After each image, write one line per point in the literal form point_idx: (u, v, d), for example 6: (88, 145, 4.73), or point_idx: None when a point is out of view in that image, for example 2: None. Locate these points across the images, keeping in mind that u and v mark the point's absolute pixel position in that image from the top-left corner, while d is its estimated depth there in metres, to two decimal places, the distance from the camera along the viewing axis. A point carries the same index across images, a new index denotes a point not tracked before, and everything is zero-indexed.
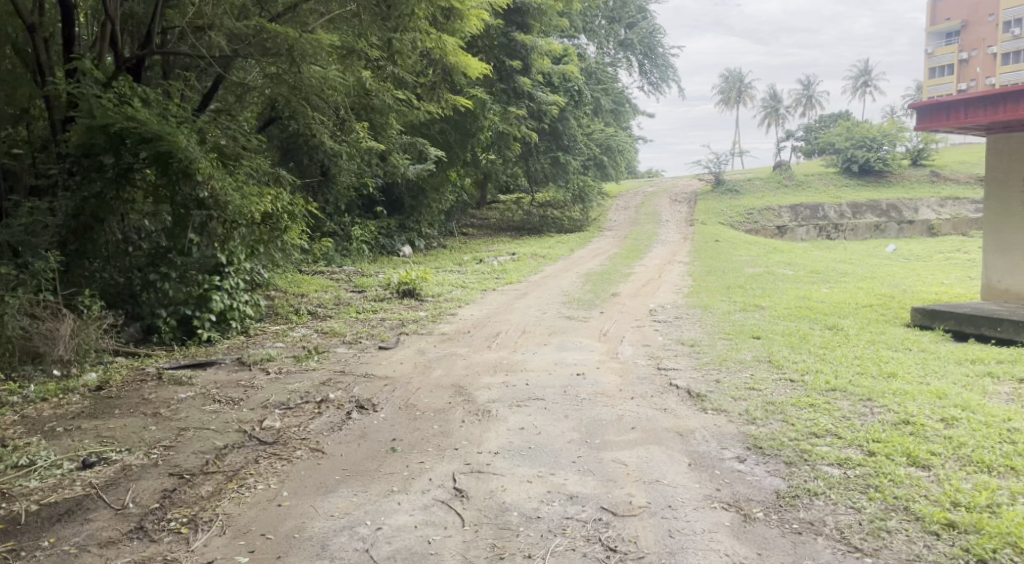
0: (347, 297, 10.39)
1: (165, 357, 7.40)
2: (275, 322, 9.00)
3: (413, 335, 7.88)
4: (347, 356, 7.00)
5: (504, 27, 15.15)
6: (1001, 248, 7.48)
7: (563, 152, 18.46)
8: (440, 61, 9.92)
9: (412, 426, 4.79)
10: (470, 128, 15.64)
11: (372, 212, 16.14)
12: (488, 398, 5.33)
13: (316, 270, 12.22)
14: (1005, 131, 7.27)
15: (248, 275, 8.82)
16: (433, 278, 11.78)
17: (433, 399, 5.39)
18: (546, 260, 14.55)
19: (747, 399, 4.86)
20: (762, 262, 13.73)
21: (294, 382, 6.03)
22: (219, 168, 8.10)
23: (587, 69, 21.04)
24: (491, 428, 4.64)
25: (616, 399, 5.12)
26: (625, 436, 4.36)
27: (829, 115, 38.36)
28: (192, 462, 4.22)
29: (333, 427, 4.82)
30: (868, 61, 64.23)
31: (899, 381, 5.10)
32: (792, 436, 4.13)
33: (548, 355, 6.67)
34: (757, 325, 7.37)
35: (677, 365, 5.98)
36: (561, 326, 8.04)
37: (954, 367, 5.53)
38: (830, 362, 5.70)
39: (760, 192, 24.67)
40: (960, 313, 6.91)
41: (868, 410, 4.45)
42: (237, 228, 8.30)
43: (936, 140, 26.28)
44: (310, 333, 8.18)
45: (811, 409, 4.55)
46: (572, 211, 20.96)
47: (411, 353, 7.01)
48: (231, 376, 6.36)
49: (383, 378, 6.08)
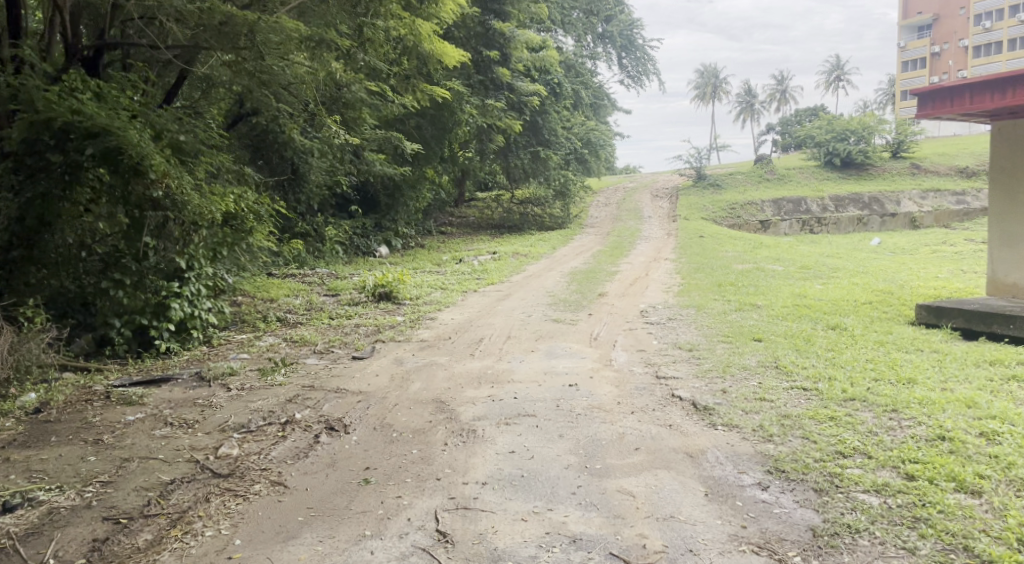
0: (320, 302, 9.78)
1: (116, 372, 6.75)
2: (241, 330, 8.42)
3: (389, 343, 7.32)
4: (317, 368, 6.43)
5: (481, 15, 14.55)
6: (1007, 240, 7.09)
7: (543, 147, 18.02)
8: (414, 50, 9.37)
9: (389, 451, 4.27)
10: (447, 123, 15.10)
11: (347, 211, 15.53)
12: (473, 415, 4.81)
13: (286, 273, 11.60)
14: (1011, 117, 6.93)
15: (210, 279, 8.23)
16: (411, 279, 11.22)
17: (412, 418, 4.86)
18: (527, 259, 14.07)
19: (759, 412, 4.42)
20: (749, 258, 13.38)
21: (257, 400, 5.46)
22: (175, 164, 7.48)
23: (566, 61, 20.60)
24: (478, 452, 4.12)
25: (615, 414, 4.64)
26: (628, 459, 3.89)
27: (805, 109, 38.36)
28: (132, 503, 3.64)
29: (298, 454, 4.27)
30: (839, 56, 65.02)
31: (921, 387, 4.68)
32: (816, 457, 3.68)
33: (537, 363, 6.16)
34: (757, 326, 6.94)
35: (677, 373, 5.50)
36: (548, 330, 7.54)
37: (974, 370, 5.13)
38: (842, 367, 5.27)
39: (742, 187, 24.45)
40: (969, 310, 6.55)
41: (895, 423, 4.01)
42: (198, 231, 7.72)
43: (915, 131, 26.27)
44: (277, 342, 7.61)
45: (831, 423, 4.11)
46: (552, 209, 20.54)
47: (387, 363, 6.46)
48: (187, 393, 5.76)
49: (356, 393, 5.53)
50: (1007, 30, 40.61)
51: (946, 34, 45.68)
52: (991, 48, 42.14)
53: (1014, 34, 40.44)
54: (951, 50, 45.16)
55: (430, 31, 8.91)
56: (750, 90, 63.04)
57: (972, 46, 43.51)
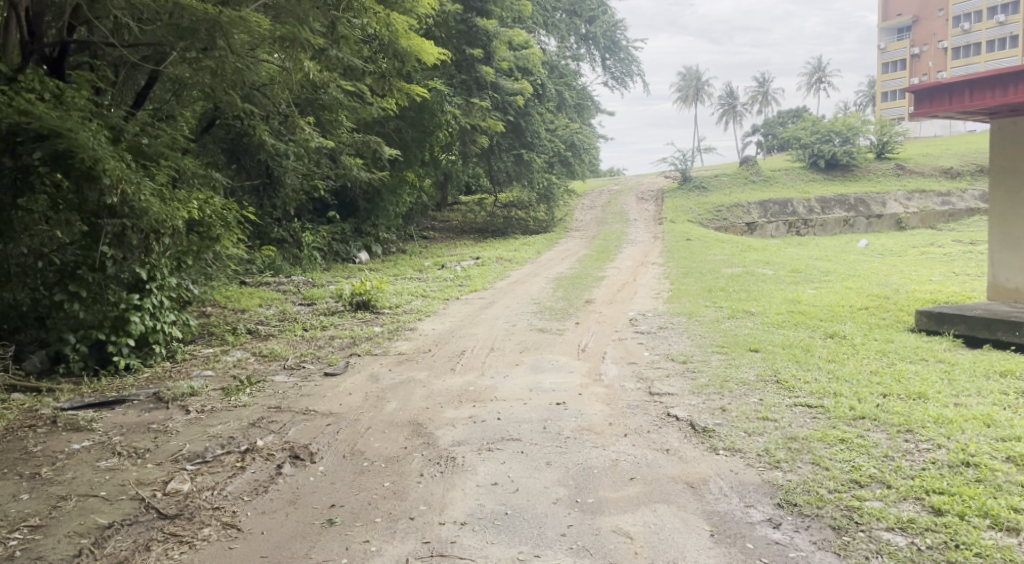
0: (294, 312, 9.33)
1: (68, 392, 6.25)
2: (209, 344, 7.93)
3: (365, 357, 6.89)
4: (287, 386, 5.99)
5: (463, 13, 14.10)
6: (1008, 242, 6.81)
7: (527, 150, 17.67)
8: (391, 46, 8.96)
9: (357, 484, 3.86)
10: (428, 125, 14.70)
11: (325, 217, 15.08)
12: (452, 440, 4.41)
13: (260, 281, 11.15)
14: (1011, 115, 6.65)
15: (174, 290, 7.67)
16: (390, 287, 10.80)
17: (386, 444, 4.44)
18: (512, 264, 13.69)
19: (763, 433, 4.06)
20: (738, 261, 13.08)
21: (217, 424, 5.03)
22: (133, 169, 6.97)
23: (550, 62, 20.26)
24: (456, 485, 3.73)
25: (607, 437, 4.26)
26: (622, 491, 3.52)
27: (788, 110, 38.33)
28: (62, 554, 3.22)
29: (257, 490, 3.87)
30: (820, 59, 65.44)
31: (933, 403, 4.35)
32: (830, 487, 3.33)
33: (522, 379, 5.76)
34: (752, 335, 6.61)
35: (671, 389, 5.13)
36: (534, 341, 7.17)
37: (985, 382, 4.80)
38: (847, 381, 4.93)
39: (727, 189, 24.26)
40: (972, 315, 6.26)
41: (913, 446, 3.67)
42: (159, 239, 7.23)
43: (898, 131, 26.24)
44: (246, 357, 7.14)
45: (842, 446, 3.76)
46: (536, 212, 20.21)
47: (362, 380, 6.02)
48: (142, 417, 5.32)
49: (326, 415, 5.11)
50: (986, 31, 41.24)
51: (926, 35, 46.12)
52: (969, 49, 42.68)
53: (992, 35, 40.97)
54: (930, 51, 45.64)
55: (406, 27, 8.48)
56: (733, 91, 63.30)
57: (951, 47, 43.95)
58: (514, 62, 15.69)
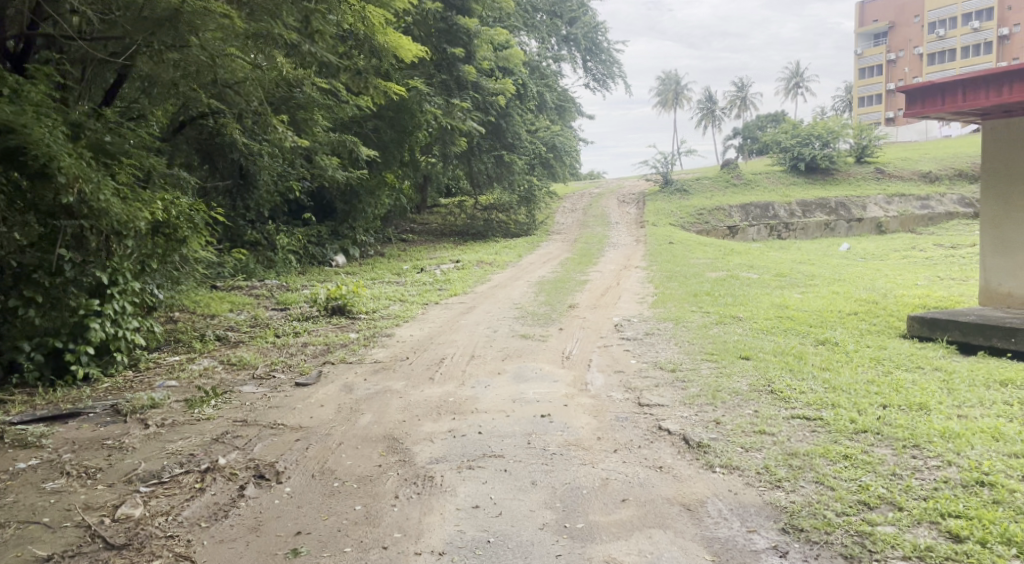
0: (266, 318, 8.95)
1: (20, 404, 5.83)
2: (174, 351, 7.53)
3: (339, 366, 6.55)
4: (255, 397, 5.63)
5: (444, 11, 13.78)
6: (1000, 247, 6.68)
7: (508, 151, 17.45)
8: (365, 43, 8.48)
9: (325, 507, 3.55)
10: (407, 126, 14.36)
11: (301, 218, 14.70)
12: (429, 457, 4.12)
13: (232, 285, 10.73)
14: (1004, 116, 6.53)
15: (137, 295, 7.19)
16: (367, 291, 10.44)
17: (359, 462, 4.13)
18: (492, 267, 13.41)
19: (761, 449, 3.83)
20: (721, 265, 12.94)
21: (177, 440, 4.68)
22: (92, 167, 6.57)
23: (531, 62, 20.04)
24: (435, 508, 3.44)
25: (595, 453, 4.00)
26: (614, 514, 3.26)
27: (767, 114, 38.52)
28: None
29: (216, 514, 3.55)
30: (797, 65, 66.17)
31: (937, 415, 4.14)
32: (837, 509, 3.10)
33: (504, 389, 5.48)
34: (742, 341, 6.39)
35: (661, 400, 4.88)
36: (516, 348, 6.88)
37: (986, 392, 4.63)
38: (845, 391, 4.71)
39: (708, 192, 24.22)
40: (966, 322, 6.11)
41: (921, 463, 3.46)
42: (121, 240, 6.82)
43: (877, 136, 26.43)
44: (212, 365, 6.77)
45: (847, 464, 3.54)
46: (517, 214, 20.01)
47: (335, 391, 5.69)
48: (97, 432, 4.94)
49: (295, 430, 4.78)
50: (960, 38, 42.15)
51: (901, 41, 46.78)
52: (944, 55, 43.40)
53: (966, 42, 41.70)
54: (905, 58, 46.34)
55: (382, 21, 8.06)
56: (711, 95, 63.82)
57: (926, 53, 44.64)
58: (495, 62, 15.39)
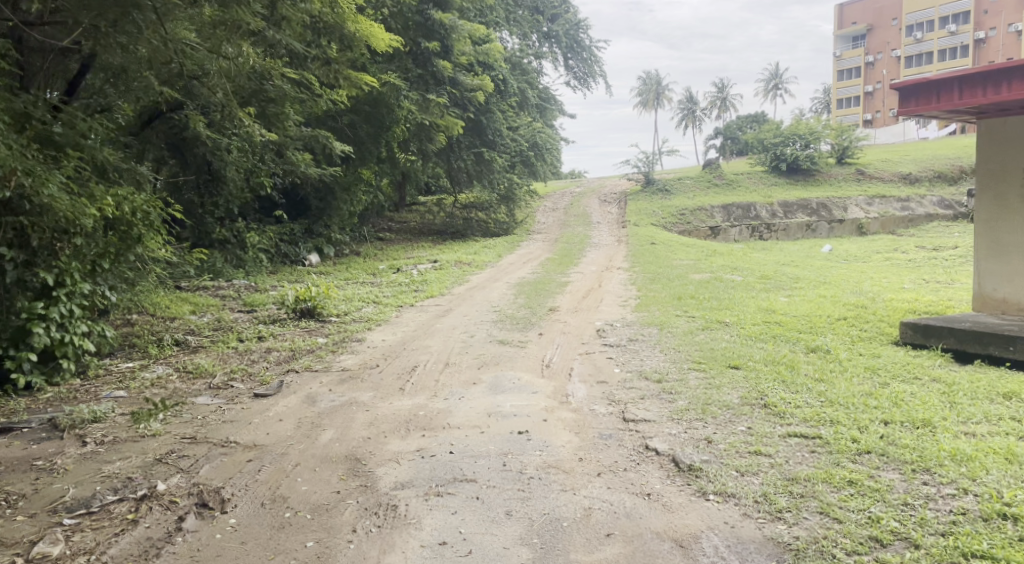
0: (231, 320, 8.49)
1: None
2: (129, 358, 7.02)
3: (303, 375, 6.11)
4: (209, 410, 5.19)
5: (420, 4, 13.38)
6: (994, 250, 6.45)
7: (487, 148, 17.06)
8: (335, 31, 7.98)
9: (272, 545, 3.15)
10: (383, 120, 13.92)
11: (273, 216, 14.17)
12: (393, 481, 3.72)
13: (197, 285, 10.22)
14: (1001, 113, 6.28)
15: (88, 297, 6.63)
16: (338, 292, 9.98)
17: (315, 487, 3.73)
18: (471, 268, 13.02)
19: (758, 473, 3.49)
20: (704, 266, 12.69)
21: (116, 461, 4.23)
22: (35, 158, 6.03)
23: (512, 58, 19.67)
24: (396, 545, 3.06)
25: (577, 478, 3.64)
26: (598, 553, 2.91)
27: (747, 115, 38.43)
28: None
29: (147, 553, 3.14)
30: (777, 67, 66.62)
31: (944, 434, 3.84)
32: (845, 548, 2.77)
33: (479, 401, 5.10)
34: (730, 349, 6.09)
35: (648, 415, 4.53)
36: (493, 355, 6.50)
37: (990, 407, 4.34)
38: (843, 406, 4.40)
39: (691, 192, 24.02)
40: (962, 329, 5.85)
41: (935, 490, 3.14)
42: (70, 239, 6.36)
43: (858, 137, 26.47)
44: (166, 374, 6.29)
45: (853, 491, 3.21)
46: (497, 213, 19.65)
47: (296, 403, 5.26)
48: (28, 452, 4.46)
49: (249, 448, 4.36)
50: (937, 41, 42.58)
51: (879, 43, 47.09)
52: (921, 58, 43.85)
53: (943, 44, 42.22)
54: (884, 60, 46.65)
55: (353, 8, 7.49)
56: (691, 96, 63.88)
57: (904, 56, 45.08)
58: (474, 56, 14.94)
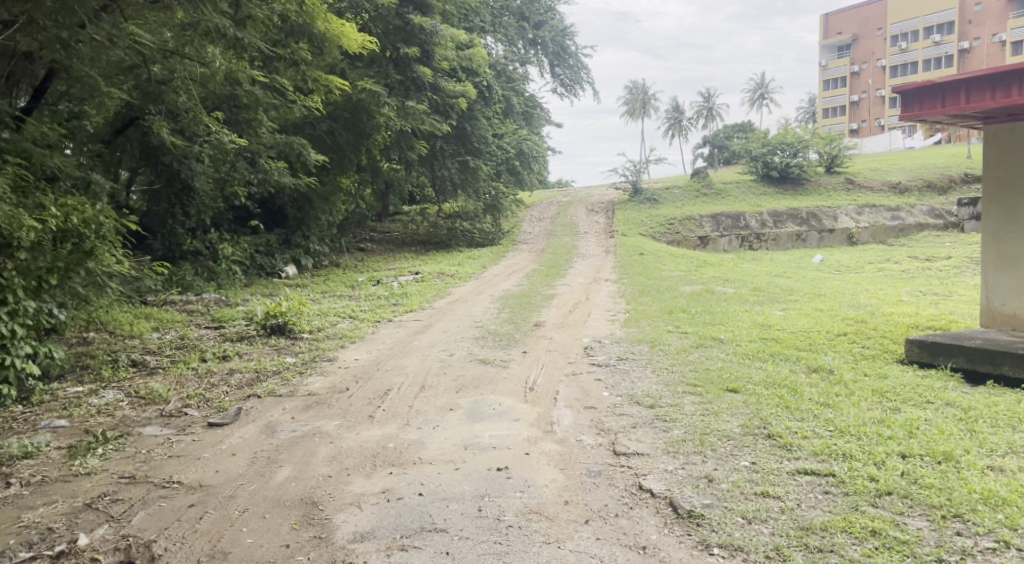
0: (195, 338, 7.97)
1: None
2: (80, 381, 6.46)
3: (265, 400, 5.61)
4: (156, 442, 4.68)
5: (399, 8, 13.03)
6: (1003, 262, 6.09)
7: (472, 157, 16.54)
8: (306, 33, 7.54)
9: None
10: (363, 127, 13.48)
11: (248, 226, 13.65)
12: (353, 531, 3.26)
13: (163, 300, 9.68)
14: (1008, 121, 5.96)
15: (34, 315, 6.08)
16: (313, 307, 9.47)
17: (263, 539, 3.25)
18: (454, 279, 12.57)
19: (768, 520, 3.07)
20: (694, 278, 12.30)
21: (40, 506, 3.71)
22: None
23: (496, 65, 19.34)
24: None
25: (561, 526, 3.20)
26: None
27: (735, 125, 38.30)
28: None
29: None
30: (762, 78, 67.03)
31: (971, 469, 3.44)
32: None
33: (455, 431, 4.63)
34: (726, 369, 5.67)
35: (640, 447, 4.10)
36: (473, 376, 6.04)
37: (1015, 436, 3.95)
38: (856, 436, 3.98)
39: (679, 201, 23.70)
40: (972, 347, 5.48)
41: (973, 545, 2.74)
42: (13, 251, 5.86)
43: (846, 146, 26.36)
44: (118, 400, 5.75)
45: (879, 544, 2.80)
46: (482, 223, 19.21)
47: (254, 433, 4.78)
48: None
49: (193, 489, 3.87)
50: (922, 51, 42.98)
51: (864, 53, 47.40)
52: (906, 68, 44.21)
53: (927, 54, 42.76)
54: (869, 70, 46.89)
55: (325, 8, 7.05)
56: (678, 105, 63.94)
57: (888, 66, 45.40)
58: (457, 62, 14.53)
